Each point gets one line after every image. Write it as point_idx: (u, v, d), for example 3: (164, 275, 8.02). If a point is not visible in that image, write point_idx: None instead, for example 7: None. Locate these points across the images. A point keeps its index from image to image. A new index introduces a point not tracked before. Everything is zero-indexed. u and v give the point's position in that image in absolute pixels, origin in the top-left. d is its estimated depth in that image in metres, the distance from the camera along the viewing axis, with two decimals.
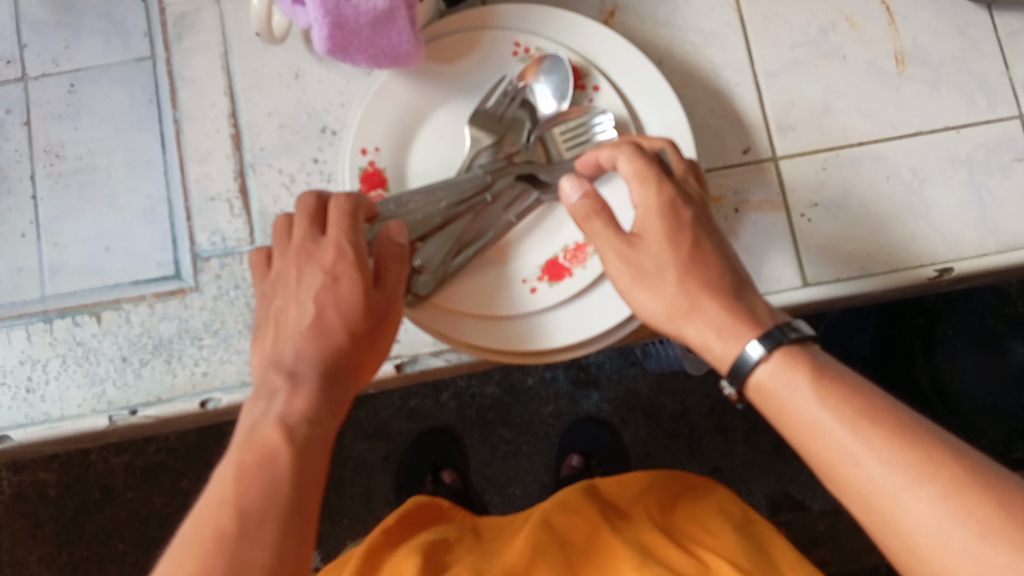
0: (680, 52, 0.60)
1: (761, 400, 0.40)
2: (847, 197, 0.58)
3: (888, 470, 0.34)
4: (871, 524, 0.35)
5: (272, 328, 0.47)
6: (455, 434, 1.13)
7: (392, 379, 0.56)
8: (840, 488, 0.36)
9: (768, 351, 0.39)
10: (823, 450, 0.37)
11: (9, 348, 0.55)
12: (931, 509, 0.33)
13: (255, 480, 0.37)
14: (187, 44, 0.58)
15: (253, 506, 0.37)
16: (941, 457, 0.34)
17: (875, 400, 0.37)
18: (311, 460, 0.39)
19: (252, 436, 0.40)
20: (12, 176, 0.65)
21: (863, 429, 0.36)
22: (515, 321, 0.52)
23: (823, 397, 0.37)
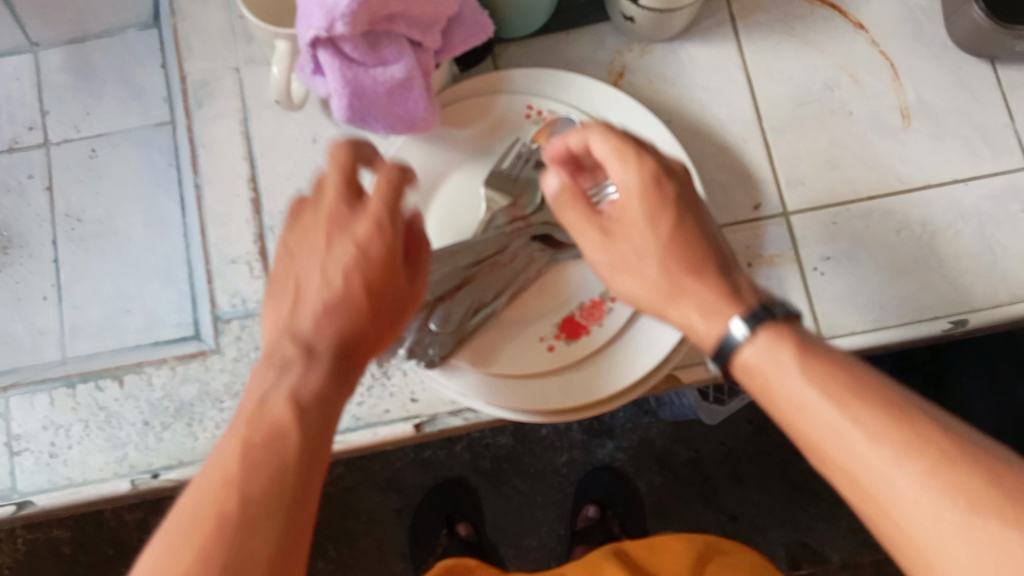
0: (688, 109, 0.61)
1: (747, 379, 0.39)
2: (858, 250, 0.59)
3: (879, 447, 0.34)
4: (859, 507, 0.34)
5: (289, 296, 0.44)
6: (469, 486, 1.12)
7: (411, 438, 0.57)
8: (828, 467, 0.35)
9: (755, 330, 0.39)
10: (807, 429, 0.36)
11: (31, 413, 0.55)
12: (923, 485, 0.32)
13: (256, 463, 0.36)
14: (208, 111, 0.60)
15: (255, 494, 0.35)
16: (929, 432, 0.33)
17: (863, 375, 0.36)
18: (311, 429, 0.38)
19: (261, 409, 0.38)
20: (31, 239, 0.67)
21: (850, 404, 0.35)
22: (537, 380, 0.53)
23: (810, 373, 0.36)
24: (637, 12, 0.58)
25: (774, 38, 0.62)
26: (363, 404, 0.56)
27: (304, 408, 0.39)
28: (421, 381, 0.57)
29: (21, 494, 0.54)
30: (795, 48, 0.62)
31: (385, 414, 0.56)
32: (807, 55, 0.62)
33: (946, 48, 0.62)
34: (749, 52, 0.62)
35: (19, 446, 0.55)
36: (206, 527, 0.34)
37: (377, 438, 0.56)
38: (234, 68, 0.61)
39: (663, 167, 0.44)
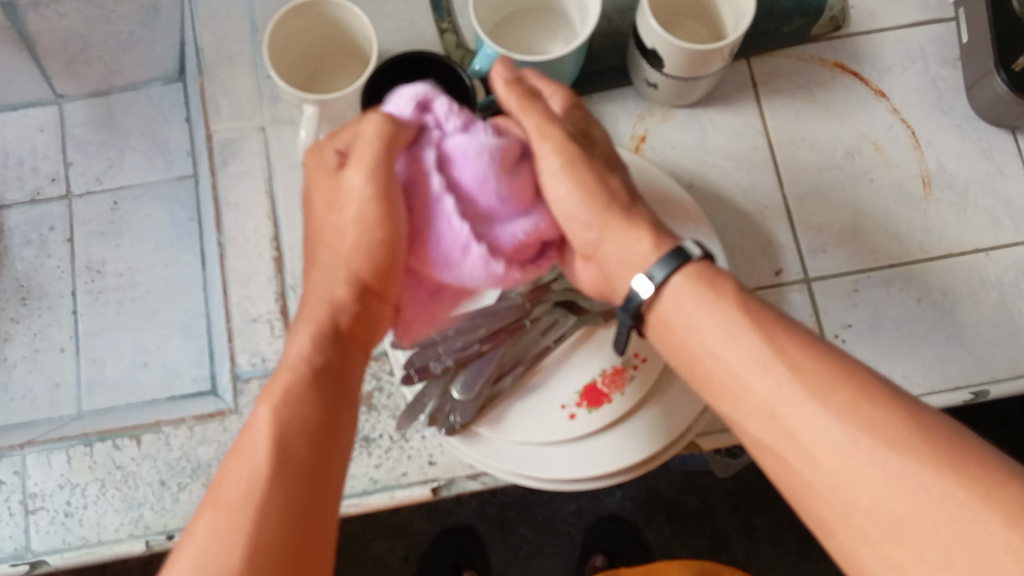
0: (709, 174, 0.61)
1: (665, 329, 0.44)
2: (880, 319, 0.59)
3: (793, 386, 0.38)
4: (771, 441, 0.38)
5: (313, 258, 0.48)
6: (476, 534, 1.11)
7: (427, 501, 0.56)
8: (740, 407, 0.40)
9: (671, 273, 0.43)
10: (726, 367, 0.40)
11: (48, 471, 0.55)
12: (836, 421, 0.36)
13: (288, 402, 0.40)
14: (233, 170, 0.61)
15: (296, 419, 0.40)
16: (848, 372, 0.37)
17: (788, 326, 0.40)
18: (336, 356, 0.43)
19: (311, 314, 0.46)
20: (53, 292, 0.76)
21: (774, 350, 0.39)
22: (562, 448, 0.52)
23: (731, 322, 0.41)
24: (661, 79, 0.58)
25: (796, 104, 0.63)
26: (381, 466, 0.56)
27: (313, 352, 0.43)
28: (439, 444, 0.56)
29: (35, 553, 0.53)
30: (817, 115, 0.63)
31: (402, 477, 0.56)
32: (828, 123, 0.62)
33: (966, 117, 0.63)
34: (770, 118, 0.63)
35: (35, 504, 0.55)
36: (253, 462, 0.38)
37: (392, 501, 0.55)
38: (260, 128, 0.61)
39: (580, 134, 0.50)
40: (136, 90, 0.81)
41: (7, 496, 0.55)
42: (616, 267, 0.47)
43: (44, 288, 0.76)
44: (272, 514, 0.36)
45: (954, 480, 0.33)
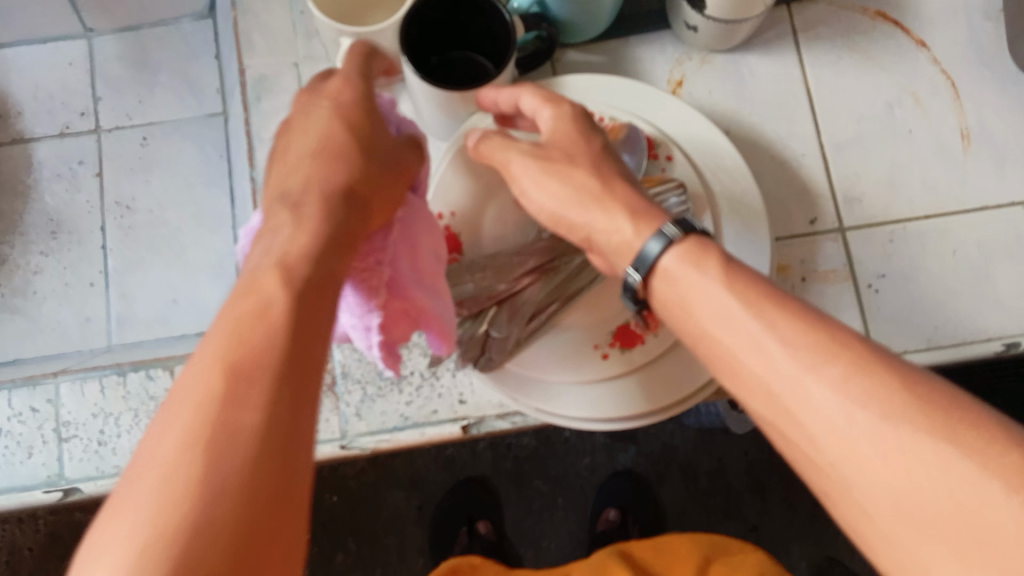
0: (746, 121, 0.61)
1: (673, 312, 0.38)
2: (914, 270, 0.58)
3: (790, 356, 0.32)
4: (771, 419, 0.33)
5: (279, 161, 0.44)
6: (490, 486, 1.11)
7: (457, 439, 0.57)
8: (742, 385, 0.34)
9: (677, 238, 0.38)
10: (723, 347, 0.35)
11: (82, 400, 0.55)
12: (834, 391, 0.31)
13: (248, 337, 0.32)
14: (266, 105, 0.60)
15: (259, 349, 0.31)
16: (841, 335, 0.32)
17: (781, 293, 0.35)
18: (310, 285, 0.35)
19: (249, 284, 0.34)
20: (82, 226, 0.78)
21: (768, 316, 0.33)
22: (594, 387, 0.52)
23: (729, 289, 0.35)
24: (702, 23, 0.57)
25: (835, 52, 0.62)
26: (412, 404, 0.56)
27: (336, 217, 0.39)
28: (470, 383, 0.56)
29: (69, 480, 0.54)
30: (856, 64, 0.62)
31: (433, 415, 0.56)
32: (868, 73, 0.62)
33: (1008, 71, 0.62)
34: (809, 66, 0.62)
35: (68, 433, 0.55)
36: (203, 403, 0.30)
37: (423, 438, 0.56)
38: (294, 64, 0.61)
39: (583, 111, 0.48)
40: (167, 26, 0.81)
41: (41, 423, 0.56)
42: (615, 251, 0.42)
43: (73, 223, 0.78)
44: (231, 474, 0.28)
45: (956, 447, 0.28)
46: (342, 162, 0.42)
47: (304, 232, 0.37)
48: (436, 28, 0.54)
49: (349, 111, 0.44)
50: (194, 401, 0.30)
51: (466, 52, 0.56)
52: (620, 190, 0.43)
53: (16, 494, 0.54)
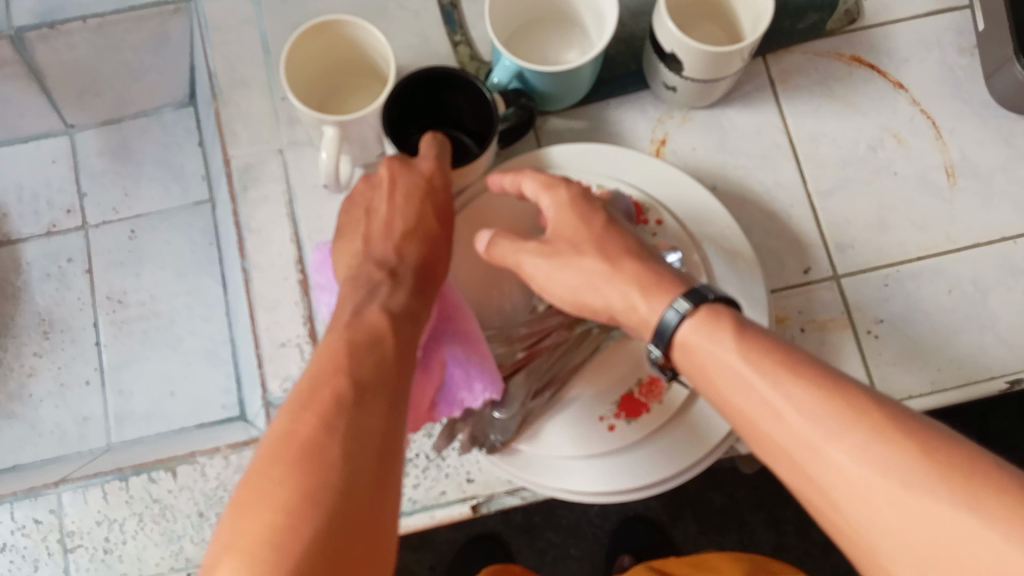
0: (733, 175, 0.61)
1: (693, 369, 0.39)
2: (911, 311, 0.58)
3: (809, 421, 0.33)
4: (800, 487, 0.35)
5: (360, 222, 0.50)
6: (502, 540, 1.10)
7: (467, 519, 0.56)
8: (764, 446, 0.36)
9: (693, 307, 0.39)
10: (743, 413, 0.36)
11: (85, 509, 0.55)
12: (855, 457, 0.32)
13: (365, 362, 0.39)
14: (252, 195, 0.60)
15: (376, 372, 0.39)
16: (857, 398, 0.34)
17: (796, 354, 0.36)
18: (405, 332, 0.42)
19: (356, 316, 0.42)
20: (75, 324, 0.78)
21: (782, 382, 0.35)
22: (607, 460, 0.52)
23: (745, 354, 0.36)
24: (680, 82, 0.58)
25: (815, 99, 0.62)
26: (419, 486, 0.55)
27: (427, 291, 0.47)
28: (477, 461, 0.55)
29: None
30: (836, 110, 0.62)
31: (441, 495, 0.55)
32: (849, 117, 0.62)
33: (986, 104, 0.62)
34: (790, 116, 0.62)
35: (73, 542, 0.55)
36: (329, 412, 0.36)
37: (433, 520, 0.55)
38: (278, 150, 0.61)
39: (584, 189, 0.48)
40: (148, 116, 0.81)
41: (44, 534, 0.55)
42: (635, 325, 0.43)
43: (66, 321, 0.78)
44: (359, 455, 0.35)
45: (978, 515, 0.30)
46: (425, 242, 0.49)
47: (400, 292, 0.45)
48: (422, 108, 0.54)
49: (434, 184, 0.49)
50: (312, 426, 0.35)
51: (449, 130, 0.56)
52: (631, 268, 0.43)
53: None
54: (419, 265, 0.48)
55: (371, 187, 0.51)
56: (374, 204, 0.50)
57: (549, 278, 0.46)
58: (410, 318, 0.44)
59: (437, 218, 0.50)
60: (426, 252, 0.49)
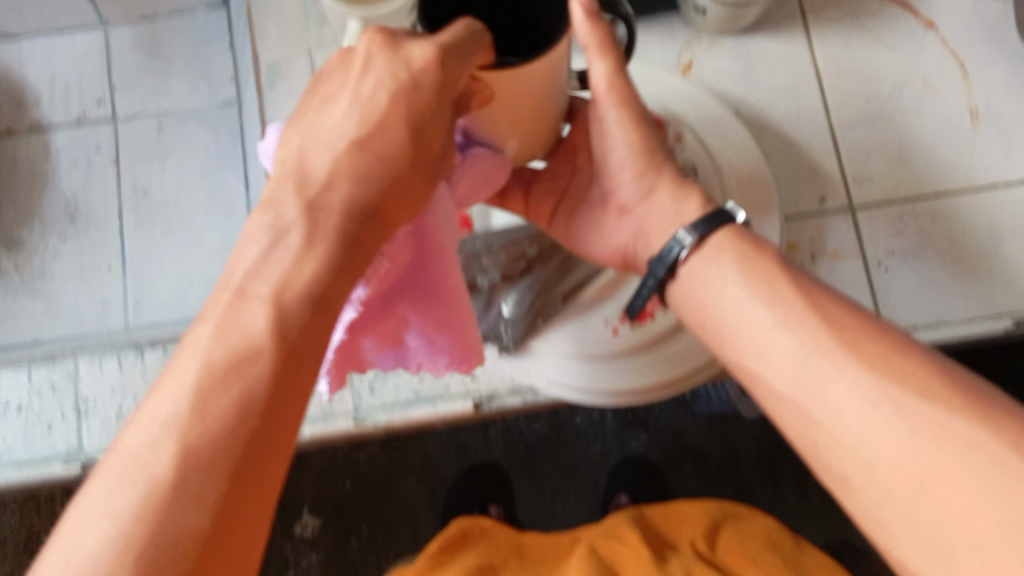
0: (756, 102, 0.61)
1: (713, 299, 0.42)
2: (923, 248, 0.58)
3: (823, 342, 0.37)
4: (796, 395, 0.37)
5: (307, 117, 0.39)
6: (503, 470, 1.09)
7: (469, 416, 0.58)
8: (773, 381, 0.39)
9: (724, 225, 0.43)
10: (761, 339, 0.39)
11: (101, 376, 0.60)
12: (865, 374, 0.35)
13: (210, 414, 0.30)
14: (279, 90, 0.61)
15: (223, 427, 0.30)
16: (879, 330, 0.37)
17: (818, 291, 0.40)
18: (299, 347, 0.33)
19: (233, 313, 0.33)
20: (101, 214, 0.79)
21: (804, 311, 0.39)
22: (603, 364, 0.53)
23: (769, 284, 0.40)
24: (710, 5, 0.58)
25: (845, 34, 0.62)
26: (424, 380, 0.57)
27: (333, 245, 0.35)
28: (481, 360, 0.57)
29: (87, 452, 0.58)
30: (864, 45, 0.62)
31: (446, 389, 0.57)
32: (877, 54, 0.62)
33: (1018, 52, 0.61)
34: (818, 49, 0.62)
35: (89, 408, 0.59)
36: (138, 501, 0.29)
37: (437, 416, 0.57)
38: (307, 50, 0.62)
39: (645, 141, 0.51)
40: (183, 17, 0.82)
41: (61, 399, 0.60)
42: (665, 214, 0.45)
43: (93, 211, 0.79)
44: None
45: (987, 424, 0.32)
46: (380, 163, 0.37)
47: (306, 259, 0.34)
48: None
49: (419, 85, 0.37)
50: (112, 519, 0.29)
51: None
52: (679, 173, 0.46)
53: (39, 466, 0.58)
54: (361, 194, 0.36)
55: (340, 67, 0.39)
56: (328, 93, 0.39)
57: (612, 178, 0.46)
58: (314, 303, 0.34)
59: (407, 136, 0.37)
60: (380, 178, 0.37)
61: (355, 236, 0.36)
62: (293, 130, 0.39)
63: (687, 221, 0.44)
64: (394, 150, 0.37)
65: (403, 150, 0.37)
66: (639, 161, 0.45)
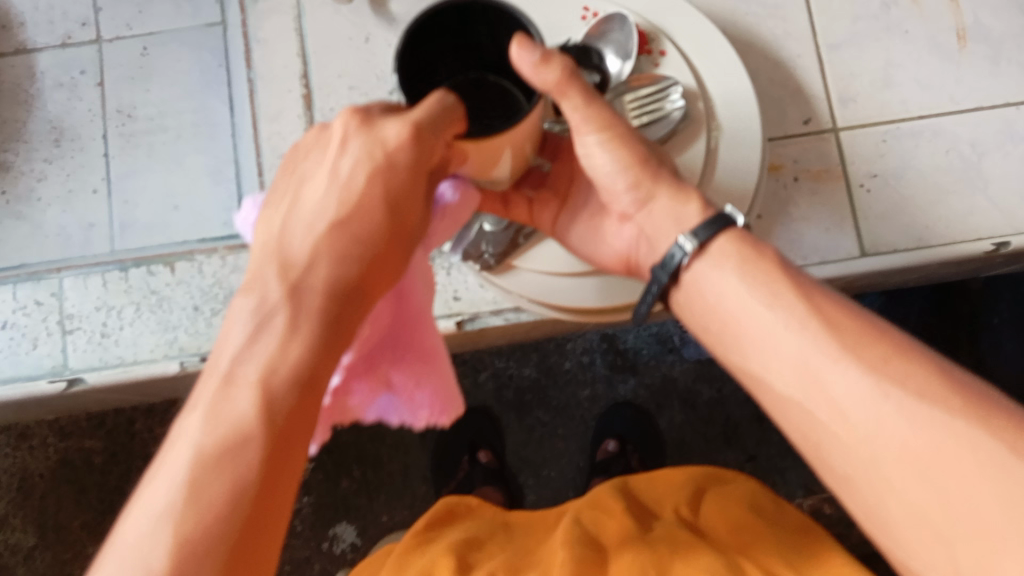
0: (742, 22, 0.61)
1: (697, 294, 0.44)
2: (906, 168, 0.58)
3: (813, 344, 0.39)
4: (798, 395, 0.39)
5: (286, 197, 0.41)
6: (491, 414, 1.02)
7: (452, 335, 0.58)
8: (760, 380, 0.41)
9: (717, 235, 0.43)
10: (752, 334, 0.41)
11: (85, 293, 0.59)
12: (859, 378, 0.37)
13: (203, 502, 0.31)
14: (262, 6, 0.62)
15: (233, 491, 0.31)
16: (868, 326, 0.39)
17: (799, 282, 0.41)
18: (289, 418, 0.34)
19: (220, 401, 0.33)
20: (83, 135, 0.66)
21: (789, 313, 0.40)
22: (584, 279, 0.53)
23: (755, 284, 0.41)
24: None
25: None
26: None
27: (314, 325, 0.36)
28: (464, 281, 0.57)
29: (71, 370, 0.58)
30: None
31: None
32: None
33: None
34: None
35: (72, 325, 0.58)
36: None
37: None
38: None
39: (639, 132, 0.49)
40: None
41: (44, 316, 0.59)
42: (658, 228, 0.46)
43: (75, 131, 0.66)
44: None
45: (983, 422, 0.34)
46: (358, 245, 0.39)
47: (290, 343, 0.35)
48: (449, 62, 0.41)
49: (393, 162, 0.39)
50: None
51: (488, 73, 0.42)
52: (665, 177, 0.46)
53: (23, 383, 0.58)
54: (333, 288, 0.37)
55: (318, 148, 0.42)
56: (304, 173, 0.41)
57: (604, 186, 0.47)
58: (301, 385, 0.34)
59: (384, 209, 0.39)
60: (354, 261, 0.38)
61: (337, 316, 0.37)
62: (276, 204, 0.41)
63: (688, 227, 0.44)
64: (370, 232, 0.39)
65: (380, 231, 0.39)
66: (633, 174, 0.45)
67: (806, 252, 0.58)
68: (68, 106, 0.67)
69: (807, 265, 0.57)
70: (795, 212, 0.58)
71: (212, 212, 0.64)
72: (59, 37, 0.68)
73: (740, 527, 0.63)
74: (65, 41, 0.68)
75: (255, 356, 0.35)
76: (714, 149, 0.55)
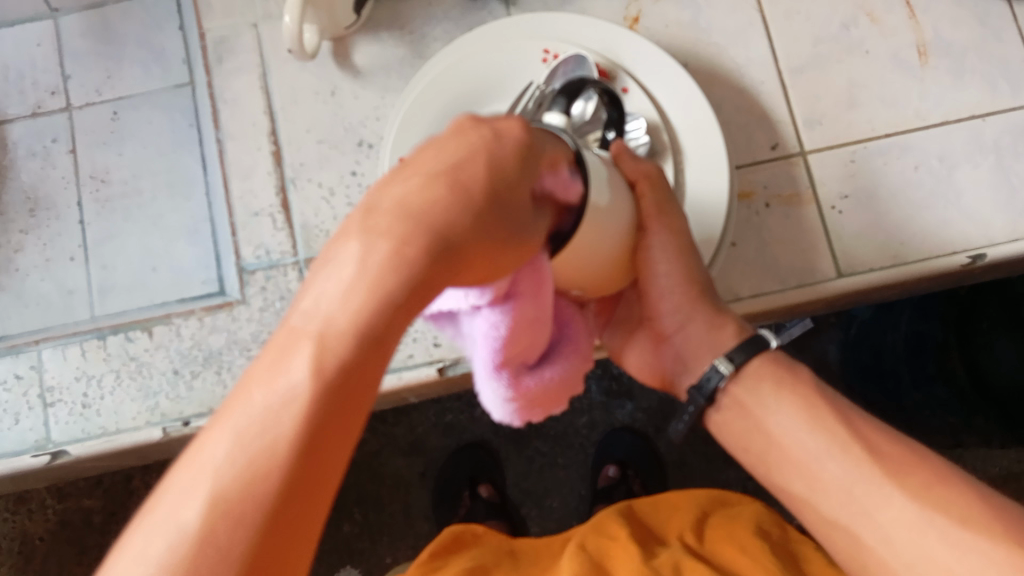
0: (704, 52, 0.62)
1: (737, 409, 0.46)
2: (877, 187, 0.59)
3: (847, 470, 0.41)
4: (845, 520, 0.41)
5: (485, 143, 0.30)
6: (491, 449, 0.97)
7: (436, 381, 0.58)
8: (795, 495, 0.44)
9: (751, 356, 0.46)
10: (793, 450, 0.44)
11: (65, 364, 0.60)
12: (902, 511, 0.39)
13: (280, 385, 0.26)
14: (227, 66, 0.63)
15: (257, 495, 0.25)
16: (922, 456, 0.41)
17: (833, 403, 0.44)
18: (375, 341, 0.26)
19: (282, 355, 0.26)
20: (58, 202, 0.66)
21: (824, 435, 0.43)
22: None
23: (795, 413, 0.44)
24: None
25: None
26: None
27: (391, 280, 0.26)
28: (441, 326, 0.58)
29: (55, 443, 0.59)
30: None
31: (410, 358, 0.58)
32: None
33: None
34: None
35: (54, 397, 0.60)
36: (248, 455, 0.25)
37: (402, 383, 0.58)
38: (253, 25, 0.63)
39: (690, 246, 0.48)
40: None
41: (26, 389, 0.60)
42: (694, 352, 0.48)
43: (51, 198, 0.67)
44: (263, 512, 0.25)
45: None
46: (452, 206, 0.28)
47: (358, 291, 0.26)
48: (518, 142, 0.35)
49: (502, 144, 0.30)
50: (240, 450, 0.25)
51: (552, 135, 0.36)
52: (704, 311, 0.48)
53: (8, 459, 0.59)
54: (415, 228, 0.27)
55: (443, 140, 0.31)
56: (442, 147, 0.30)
57: (661, 306, 0.48)
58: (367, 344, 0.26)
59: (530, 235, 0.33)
60: (421, 236, 0.27)
61: (420, 283, 0.27)
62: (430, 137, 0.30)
63: (725, 350, 0.47)
64: (463, 198, 0.28)
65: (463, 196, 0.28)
66: (680, 295, 0.48)
67: (784, 275, 0.58)
68: (42, 175, 0.67)
69: (784, 290, 0.57)
70: (770, 237, 0.58)
71: (190, 272, 0.64)
72: (30, 106, 0.68)
73: (744, 552, 0.62)
74: (36, 110, 0.68)
75: (323, 300, 0.26)
76: (681, 182, 0.55)
